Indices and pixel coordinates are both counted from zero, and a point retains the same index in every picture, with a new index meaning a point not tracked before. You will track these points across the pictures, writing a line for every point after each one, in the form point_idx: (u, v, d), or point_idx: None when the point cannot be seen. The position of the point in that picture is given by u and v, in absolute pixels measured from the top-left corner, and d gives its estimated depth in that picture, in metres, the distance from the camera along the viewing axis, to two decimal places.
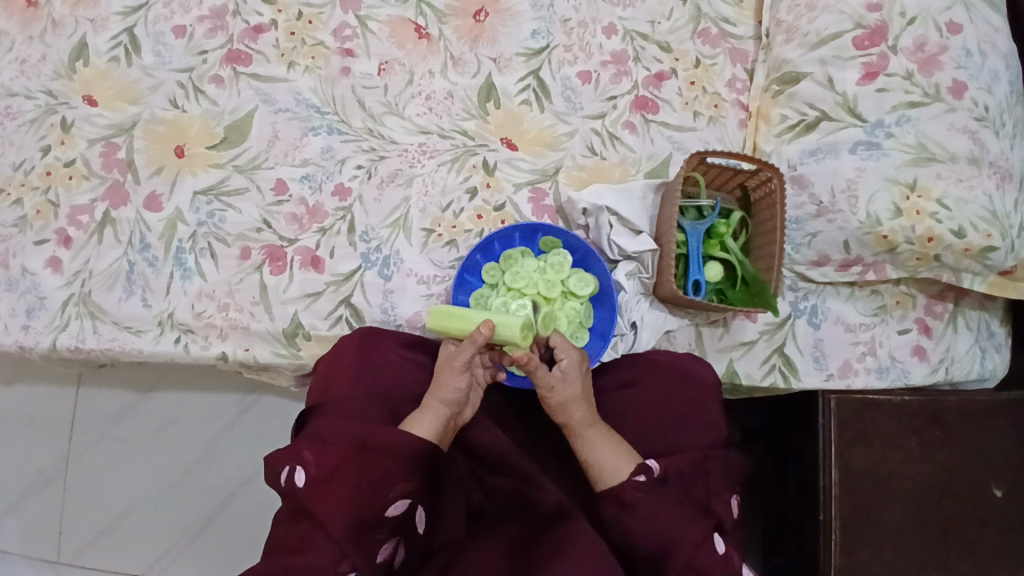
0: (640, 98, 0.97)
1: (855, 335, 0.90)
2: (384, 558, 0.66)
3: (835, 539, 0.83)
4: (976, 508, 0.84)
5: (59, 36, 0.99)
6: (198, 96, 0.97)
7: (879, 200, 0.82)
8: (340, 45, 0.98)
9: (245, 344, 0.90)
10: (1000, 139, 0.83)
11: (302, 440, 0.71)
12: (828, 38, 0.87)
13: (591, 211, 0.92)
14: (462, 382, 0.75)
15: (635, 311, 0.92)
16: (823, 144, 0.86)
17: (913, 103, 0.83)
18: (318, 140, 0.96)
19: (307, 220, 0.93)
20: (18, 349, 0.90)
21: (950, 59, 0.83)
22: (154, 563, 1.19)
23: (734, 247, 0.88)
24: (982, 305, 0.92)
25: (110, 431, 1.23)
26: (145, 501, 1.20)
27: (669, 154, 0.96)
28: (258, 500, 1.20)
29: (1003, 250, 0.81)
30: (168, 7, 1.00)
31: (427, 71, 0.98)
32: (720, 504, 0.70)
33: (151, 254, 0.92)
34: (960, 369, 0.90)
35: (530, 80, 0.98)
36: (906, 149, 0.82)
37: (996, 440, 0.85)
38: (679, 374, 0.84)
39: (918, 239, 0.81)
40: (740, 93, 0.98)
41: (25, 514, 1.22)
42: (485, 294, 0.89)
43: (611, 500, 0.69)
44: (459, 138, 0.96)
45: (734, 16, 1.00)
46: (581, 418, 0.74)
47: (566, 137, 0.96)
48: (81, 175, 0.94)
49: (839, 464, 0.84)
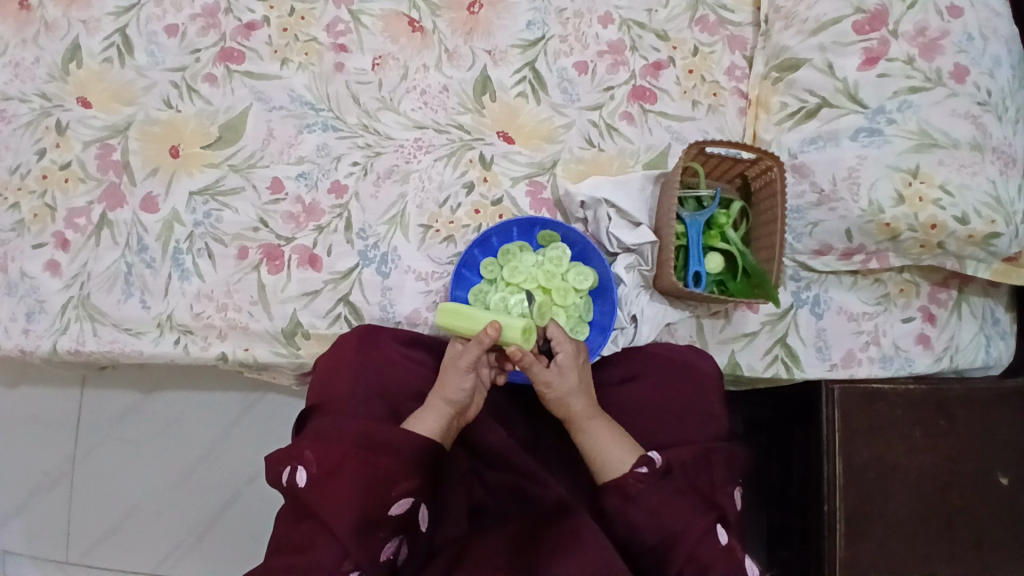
0: (637, 88, 0.96)
1: (859, 325, 0.89)
2: (388, 556, 0.66)
3: (840, 530, 0.83)
4: (981, 497, 0.83)
5: (53, 37, 0.99)
6: (192, 96, 0.96)
7: (880, 188, 0.81)
8: (334, 41, 0.98)
9: (244, 344, 0.90)
10: (1003, 124, 0.82)
11: (303, 440, 0.71)
12: (828, 24, 0.86)
13: (589, 204, 0.91)
14: (467, 382, 0.74)
15: (635, 304, 0.91)
16: (824, 132, 0.85)
17: (914, 89, 0.82)
18: (314, 138, 0.95)
19: (304, 218, 0.92)
20: (19, 353, 0.91)
21: (952, 43, 0.82)
22: (160, 562, 1.20)
23: (734, 238, 0.87)
24: (986, 293, 0.91)
25: (115, 432, 1.23)
26: (150, 500, 1.21)
27: (668, 145, 0.95)
28: (261, 500, 1.20)
29: (1007, 237, 0.80)
30: (161, 6, 0.99)
31: (422, 65, 0.97)
32: (723, 497, 0.70)
33: (150, 256, 0.92)
34: (964, 358, 0.89)
35: (526, 72, 0.97)
36: (907, 135, 0.81)
37: (1001, 429, 0.84)
38: (680, 367, 0.84)
39: (921, 227, 0.80)
40: (739, 81, 0.97)
41: (33, 513, 1.23)
42: (485, 290, 0.89)
43: (615, 491, 0.68)
44: (455, 133, 0.95)
45: (732, 3, 0.99)
46: (581, 410, 0.73)
47: (563, 129, 0.96)
48: (78, 178, 0.94)
49: (842, 456, 0.84)
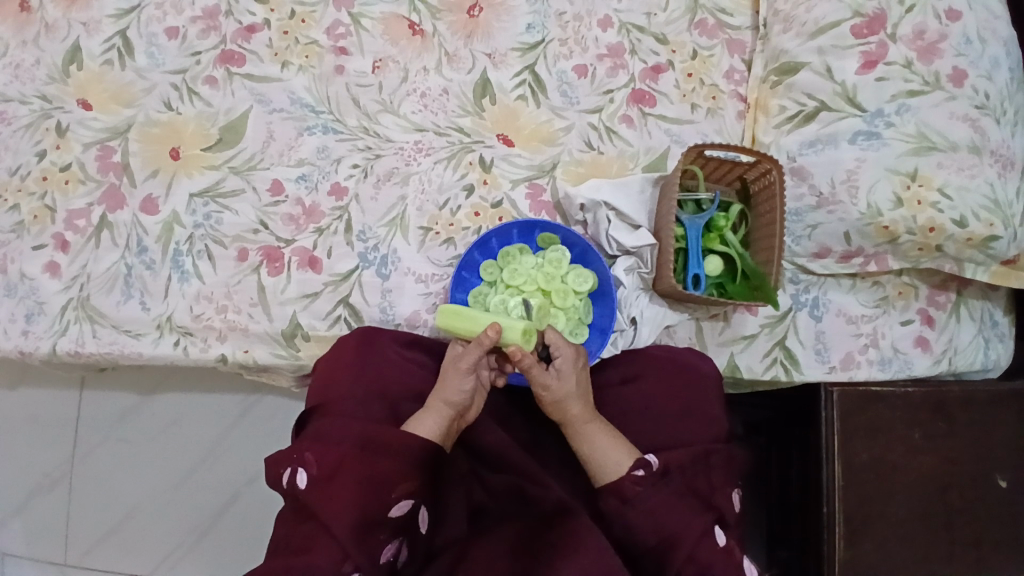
0: (637, 91, 0.96)
1: (858, 327, 0.89)
2: (387, 558, 0.66)
3: (839, 532, 0.83)
4: (979, 498, 0.83)
5: (53, 39, 0.99)
6: (192, 98, 0.97)
7: (879, 190, 0.81)
8: (334, 43, 0.98)
9: (244, 345, 0.90)
10: (1002, 127, 0.82)
11: (303, 441, 0.71)
12: (826, 27, 0.86)
13: (589, 207, 0.91)
14: (468, 384, 0.75)
15: (635, 306, 0.91)
16: (822, 134, 0.85)
17: (913, 92, 0.82)
18: (314, 140, 0.95)
19: (304, 219, 0.92)
20: (18, 354, 0.91)
21: (950, 46, 0.82)
22: (159, 564, 1.20)
23: (734, 240, 0.88)
24: (985, 295, 0.91)
25: (114, 434, 1.23)
26: (150, 502, 1.21)
27: (667, 147, 0.95)
28: (260, 502, 1.20)
29: (1005, 239, 0.80)
30: (161, 9, 0.99)
31: (422, 67, 0.98)
32: (722, 498, 0.70)
33: (149, 257, 0.92)
34: (963, 360, 0.89)
35: (526, 75, 0.97)
36: (906, 138, 0.81)
37: (999, 430, 0.85)
38: (679, 369, 0.84)
39: (919, 229, 0.80)
40: (738, 84, 0.97)
41: (31, 516, 1.23)
42: (485, 292, 0.89)
43: (613, 494, 0.69)
44: (455, 135, 0.96)
45: (731, 6, 0.99)
46: (580, 413, 0.73)
47: (562, 132, 0.96)
48: (78, 179, 0.94)
49: (842, 457, 0.84)
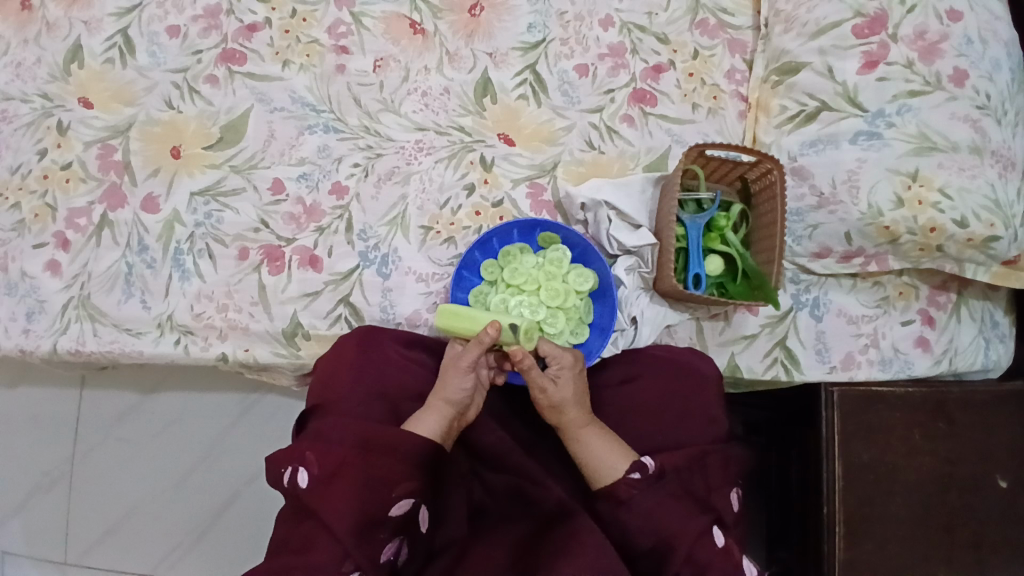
0: (638, 90, 0.96)
1: (858, 328, 0.89)
2: (388, 557, 0.66)
3: (839, 533, 0.83)
4: (980, 499, 0.83)
5: (54, 37, 0.99)
6: (193, 96, 0.96)
7: (880, 191, 0.81)
8: (335, 42, 0.98)
9: (244, 345, 0.90)
10: (1002, 128, 0.82)
11: (303, 441, 0.71)
12: (827, 28, 0.86)
13: (590, 206, 0.91)
14: (467, 382, 0.75)
15: (635, 306, 0.91)
16: (824, 135, 0.85)
17: (913, 92, 0.82)
18: (315, 139, 0.95)
19: (305, 218, 0.92)
20: (19, 353, 0.91)
21: (951, 47, 0.82)
22: (158, 563, 1.20)
23: (734, 240, 0.88)
24: (985, 295, 0.91)
25: (114, 432, 1.23)
26: (150, 500, 1.21)
27: (668, 147, 0.95)
28: (260, 501, 1.20)
29: (1006, 240, 0.80)
30: (163, 7, 0.99)
31: (423, 67, 0.98)
32: (719, 498, 0.70)
33: (150, 256, 0.92)
34: (964, 360, 0.89)
35: (527, 74, 0.97)
36: (906, 138, 0.81)
37: (1000, 432, 0.85)
38: (679, 370, 0.84)
39: (920, 230, 0.80)
40: (739, 84, 0.97)
41: (31, 514, 1.23)
42: (485, 291, 0.89)
43: (608, 499, 0.69)
44: (456, 134, 0.96)
45: (732, 6, 0.99)
46: (575, 419, 0.73)
47: (563, 131, 0.96)
48: (78, 178, 0.94)
49: (843, 458, 0.84)
